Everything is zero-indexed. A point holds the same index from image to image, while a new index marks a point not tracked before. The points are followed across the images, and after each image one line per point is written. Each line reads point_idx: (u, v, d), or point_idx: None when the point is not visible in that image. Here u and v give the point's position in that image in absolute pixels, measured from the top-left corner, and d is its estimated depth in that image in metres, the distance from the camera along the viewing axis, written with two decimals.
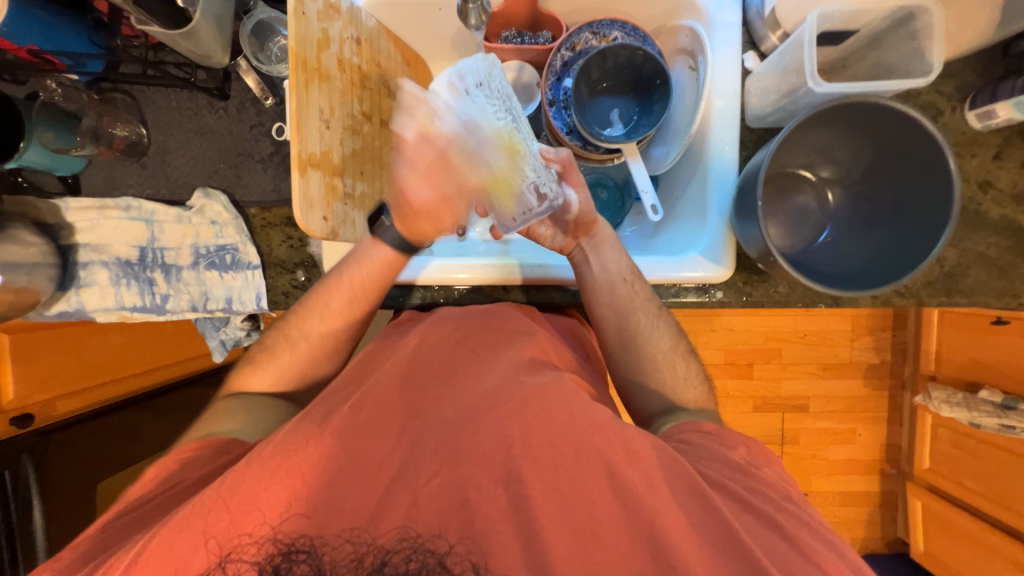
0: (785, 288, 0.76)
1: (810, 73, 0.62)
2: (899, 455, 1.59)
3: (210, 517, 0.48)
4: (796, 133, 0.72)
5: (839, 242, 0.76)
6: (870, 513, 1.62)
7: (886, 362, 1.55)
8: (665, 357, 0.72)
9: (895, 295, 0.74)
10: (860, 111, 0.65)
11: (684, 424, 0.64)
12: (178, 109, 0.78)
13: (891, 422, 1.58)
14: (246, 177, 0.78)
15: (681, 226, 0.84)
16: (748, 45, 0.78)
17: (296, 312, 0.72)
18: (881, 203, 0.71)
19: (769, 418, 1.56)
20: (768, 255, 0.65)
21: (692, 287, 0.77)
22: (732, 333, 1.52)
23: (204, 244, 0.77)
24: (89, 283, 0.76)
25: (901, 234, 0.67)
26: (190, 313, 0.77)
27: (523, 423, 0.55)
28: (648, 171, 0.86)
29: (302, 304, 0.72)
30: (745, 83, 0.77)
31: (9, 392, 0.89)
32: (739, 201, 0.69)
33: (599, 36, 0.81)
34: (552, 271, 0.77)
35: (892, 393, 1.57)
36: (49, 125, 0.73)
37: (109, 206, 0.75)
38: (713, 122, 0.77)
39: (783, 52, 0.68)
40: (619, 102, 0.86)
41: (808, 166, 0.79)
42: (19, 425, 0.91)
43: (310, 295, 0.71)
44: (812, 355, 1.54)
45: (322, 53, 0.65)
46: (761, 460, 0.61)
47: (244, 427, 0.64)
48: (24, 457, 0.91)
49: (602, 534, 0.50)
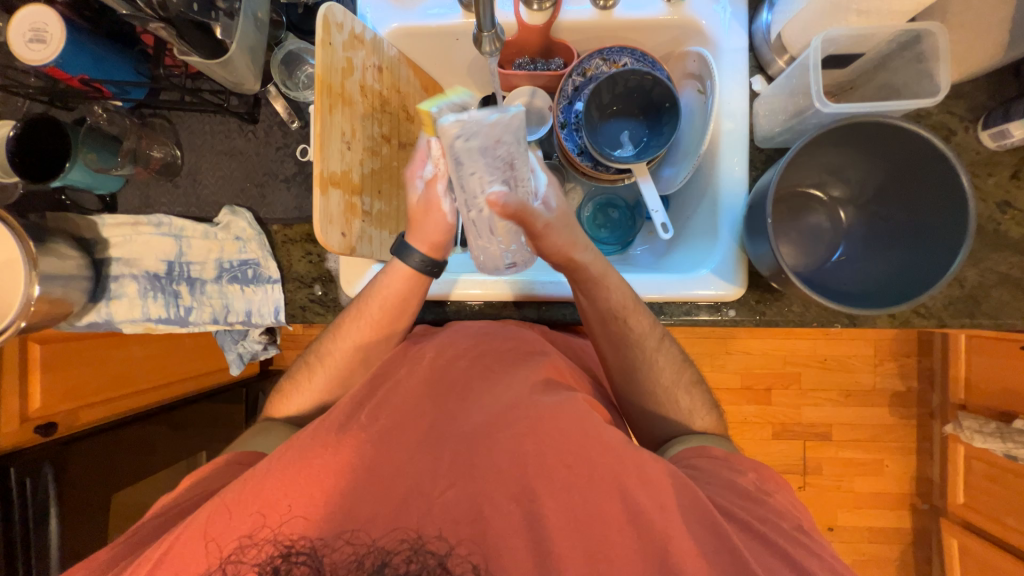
0: (799, 307, 0.75)
1: (817, 94, 0.64)
2: (932, 489, 1.50)
3: (228, 521, 0.49)
4: (806, 153, 0.72)
5: (854, 261, 0.75)
6: (902, 552, 1.53)
7: (912, 388, 1.50)
8: (668, 376, 0.71)
9: (913, 315, 0.73)
10: (869, 131, 0.65)
11: (691, 449, 0.64)
12: (211, 133, 0.83)
13: (921, 453, 1.51)
14: (270, 195, 0.82)
15: (692, 245, 0.84)
16: (755, 69, 0.80)
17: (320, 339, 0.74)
18: (895, 224, 0.71)
19: (791, 447, 1.51)
20: (780, 273, 0.65)
21: (704, 305, 0.77)
22: (749, 357, 1.49)
23: (228, 259, 0.80)
24: (118, 295, 0.80)
25: (915, 252, 0.67)
26: (211, 326, 0.80)
27: (538, 442, 0.54)
28: (659, 191, 0.87)
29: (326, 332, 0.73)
30: (753, 105, 0.79)
31: (37, 400, 0.93)
32: (750, 219, 0.69)
33: (609, 62, 0.84)
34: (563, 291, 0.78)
35: (920, 422, 1.50)
36: (93, 146, 0.75)
37: (142, 222, 0.79)
38: (722, 143, 0.78)
39: (789, 76, 0.70)
40: (629, 124, 0.89)
41: (819, 185, 0.79)
42: (43, 434, 0.94)
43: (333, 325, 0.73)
44: (832, 380, 1.50)
45: (346, 80, 0.70)
46: (771, 486, 0.59)
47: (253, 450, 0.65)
48: (45, 466, 0.90)
49: (614, 558, 0.49)
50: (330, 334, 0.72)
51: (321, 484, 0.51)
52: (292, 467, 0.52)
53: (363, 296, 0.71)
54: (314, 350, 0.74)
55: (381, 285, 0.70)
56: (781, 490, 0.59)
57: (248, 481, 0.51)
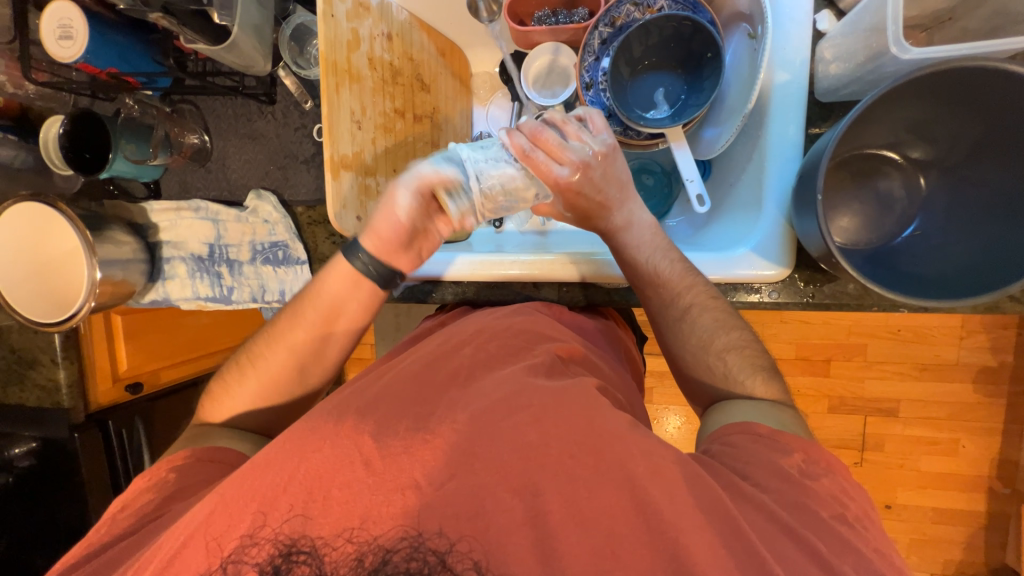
0: (855, 289, 0.66)
1: (893, 37, 0.52)
2: (1017, 473, 1.36)
3: (236, 499, 0.49)
4: (879, 109, 0.60)
5: (930, 238, 0.64)
6: (971, 535, 1.41)
7: (1004, 364, 1.31)
8: (705, 331, 0.65)
9: (1004, 300, 0.62)
10: (966, 81, 0.52)
11: (733, 426, 0.58)
12: (234, 116, 0.84)
13: (1007, 435, 1.35)
14: (293, 177, 0.83)
15: (733, 218, 0.75)
16: (822, 3, 0.66)
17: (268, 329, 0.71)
18: (989, 192, 0.58)
19: (848, 421, 1.40)
20: (830, 256, 0.57)
21: (742, 285, 0.70)
22: (806, 325, 1.37)
23: (260, 241, 0.83)
24: (171, 275, 0.87)
25: (1015, 230, 0.55)
26: (252, 304, 0.86)
27: (541, 430, 0.52)
28: (696, 156, 0.78)
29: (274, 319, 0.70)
30: (816, 49, 0.66)
31: (124, 363, 1.05)
32: (798, 191, 0.60)
33: (642, 8, 0.74)
34: (597, 261, 0.74)
35: (1011, 402, 1.33)
36: (130, 138, 0.79)
37: (184, 207, 0.84)
38: (773, 98, 0.67)
39: (863, 9, 0.57)
40: (665, 79, 0.78)
41: (894, 145, 0.67)
42: (132, 392, 1.07)
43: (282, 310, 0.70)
44: (903, 353, 1.35)
45: (352, 54, 0.67)
46: (819, 472, 0.53)
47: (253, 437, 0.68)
48: (137, 419, 1.07)
49: (620, 552, 0.46)
50: (269, 333, 0.69)
51: (324, 468, 0.50)
52: (297, 440, 0.52)
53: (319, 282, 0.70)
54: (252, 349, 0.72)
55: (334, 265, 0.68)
56: (833, 474, 0.54)
57: (246, 477, 0.51)
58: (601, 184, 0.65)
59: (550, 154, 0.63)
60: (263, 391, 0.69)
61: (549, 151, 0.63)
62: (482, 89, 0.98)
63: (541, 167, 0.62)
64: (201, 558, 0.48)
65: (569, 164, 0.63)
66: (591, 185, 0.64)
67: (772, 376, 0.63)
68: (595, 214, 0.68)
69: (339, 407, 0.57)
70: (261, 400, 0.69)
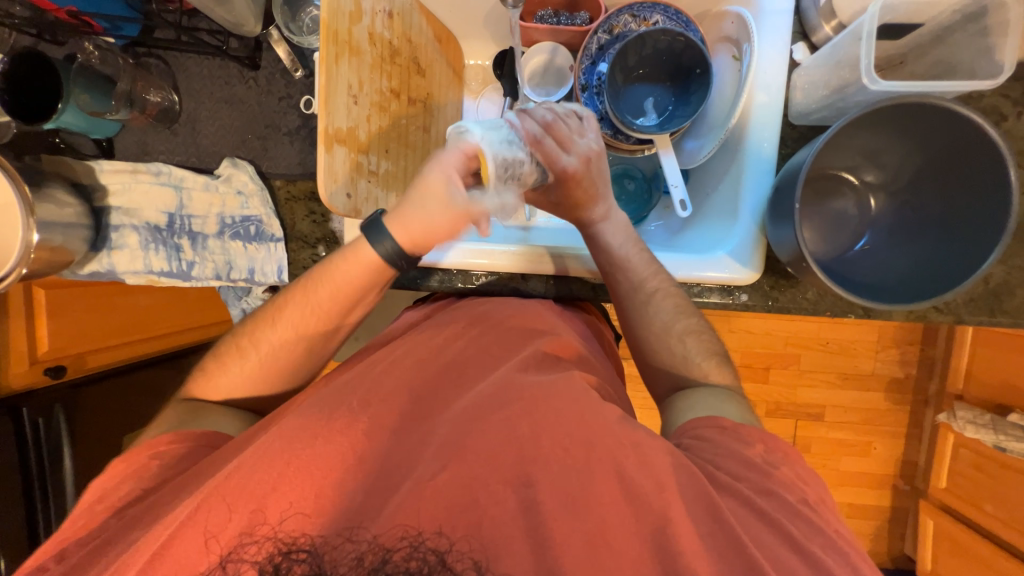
0: (813, 295, 0.74)
1: (866, 69, 0.59)
2: (915, 472, 1.55)
3: (221, 489, 0.47)
4: (843, 134, 0.67)
5: (877, 252, 0.72)
6: (876, 527, 1.58)
7: (911, 375, 1.50)
8: (666, 316, 0.69)
9: (931, 310, 0.71)
10: (920, 113, 0.60)
11: (702, 419, 0.62)
12: (210, 78, 0.78)
13: (910, 438, 1.54)
14: (273, 149, 0.78)
15: (709, 225, 0.81)
16: (798, 36, 0.74)
17: (252, 321, 0.66)
18: (927, 215, 0.67)
19: (783, 424, 1.53)
20: (801, 261, 0.62)
21: (716, 287, 0.75)
22: (752, 335, 1.48)
23: (229, 214, 0.77)
24: (119, 245, 0.77)
25: (948, 248, 0.63)
26: (215, 282, 0.77)
27: (533, 423, 0.52)
28: (680, 165, 0.83)
29: (258, 313, 0.66)
30: (792, 76, 0.72)
31: (45, 344, 0.94)
32: (774, 201, 0.66)
33: (638, 20, 0.78)
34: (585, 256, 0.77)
35: (914, 408, 1.52)
36: (85, 87, 0.72)
37: (142, 170, 0.77)
38: (752, 117, 0.73)
39: (836, 45, 0.65)
40: (654, 90, 0.83)
41: (852, 169, 0.75)
42: (52, 376, 0.96)
43: (268, 305, 0.66)
44: (833, 363, 1.50)
45: (354, 26, 0.65)
46: (780, 458, 0.58)
47: (222, 419, 0.63)
48: (57, 407, 0.96)
49: (613, 541, 0.48)
50: (255, 321, 0.66)
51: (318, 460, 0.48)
52: (289, 432, 0.50)
53: (315, 271, 0.66)
54: (231, 339, 0.67)
55: (336, 266, 0.64)
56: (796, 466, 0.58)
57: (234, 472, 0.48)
58: (597, 179, 0.68)
59: (559, 141, 0.65)
60: (232, 379, 0.64)
61: (559, 140, 0.65)
62: (474, 81, 0.99)
63: (548, 152, 0.64)
64: (177, 555, 0.45)
65: (573, 154, 0.65)
66: (589, 178, 0.66)
67: (725, 362, 0.70)
68: (584, 199, 0.69)
69: (328, 400, 0.55)
70: (236, 377, 0.65)
